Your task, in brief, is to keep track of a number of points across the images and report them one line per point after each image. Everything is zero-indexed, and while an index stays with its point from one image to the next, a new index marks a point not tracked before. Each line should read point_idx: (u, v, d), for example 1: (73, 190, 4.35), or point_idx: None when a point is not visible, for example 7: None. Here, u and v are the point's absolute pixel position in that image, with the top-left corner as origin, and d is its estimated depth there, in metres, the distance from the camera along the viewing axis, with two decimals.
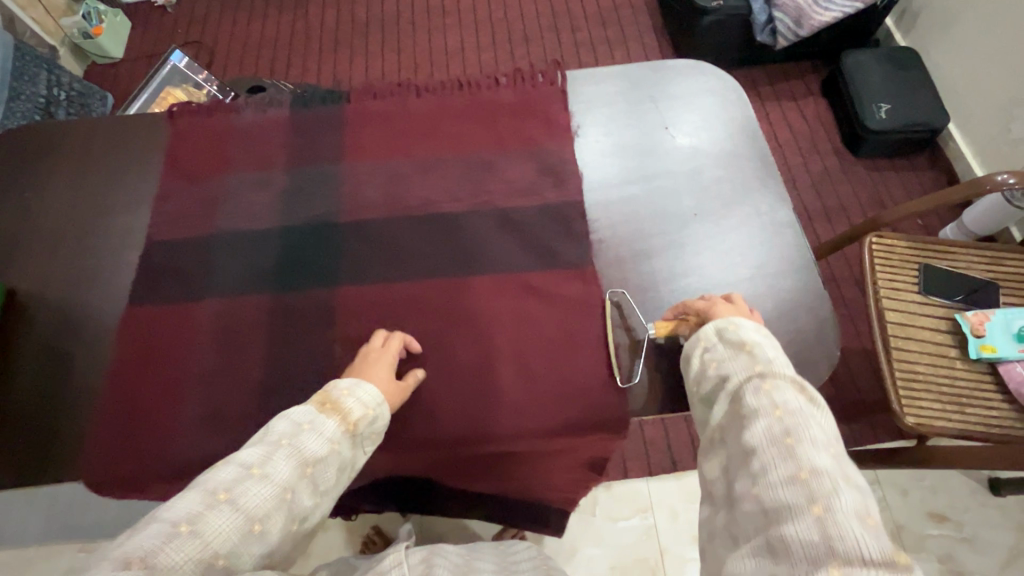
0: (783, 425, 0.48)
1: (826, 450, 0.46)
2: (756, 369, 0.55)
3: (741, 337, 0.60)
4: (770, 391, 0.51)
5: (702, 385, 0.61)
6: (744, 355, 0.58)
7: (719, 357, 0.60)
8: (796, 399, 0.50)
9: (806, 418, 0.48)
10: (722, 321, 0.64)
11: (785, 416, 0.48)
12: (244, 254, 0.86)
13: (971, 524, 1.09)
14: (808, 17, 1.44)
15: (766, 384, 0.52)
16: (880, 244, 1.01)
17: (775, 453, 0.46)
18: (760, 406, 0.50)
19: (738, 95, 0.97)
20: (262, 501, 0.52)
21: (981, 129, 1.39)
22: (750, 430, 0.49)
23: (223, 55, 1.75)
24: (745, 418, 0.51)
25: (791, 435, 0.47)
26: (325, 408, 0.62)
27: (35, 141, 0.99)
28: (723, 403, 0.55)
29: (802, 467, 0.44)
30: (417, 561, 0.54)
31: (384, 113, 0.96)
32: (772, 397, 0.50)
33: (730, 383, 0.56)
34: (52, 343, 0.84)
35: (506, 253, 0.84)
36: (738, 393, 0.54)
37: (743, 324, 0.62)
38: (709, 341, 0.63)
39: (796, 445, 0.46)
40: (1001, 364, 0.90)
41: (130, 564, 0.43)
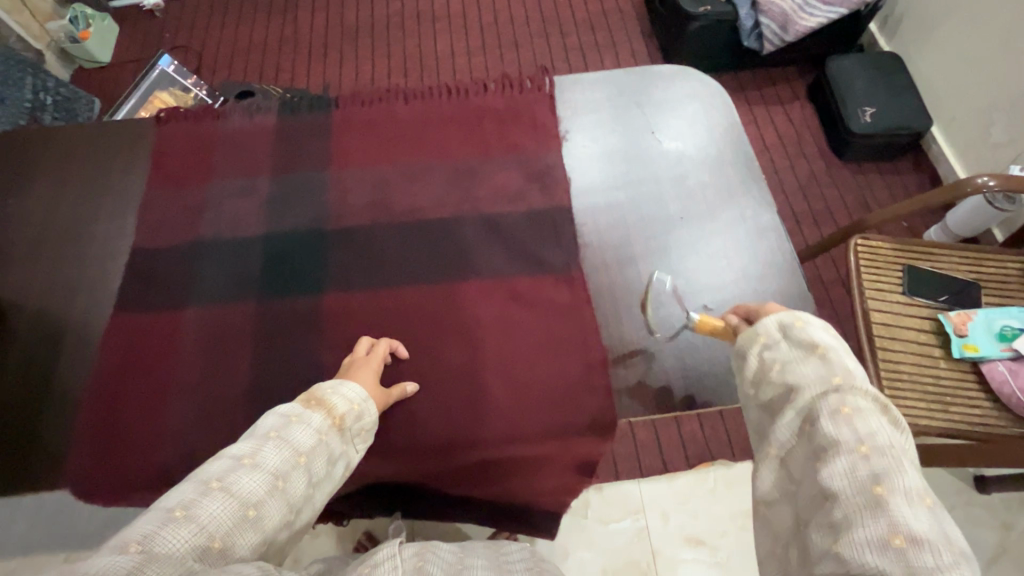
0: (871, 468, 0.43)
1: (922, 502, 0.41)
2: (834, 383, 0.50)
3: (810, 337, 0.54)
4: (851, 418, 0.46)
5: (761, 389, 0.55)
6: (815, 361, 0.52)
7: (784, 359, 0.54)
8: (882, 431, 0.46)
9: (895, 460, 0.44)
10: (785, 315, 0.57)
11: (872, 455, 0.44)
12: (232, 259, 0.86)
13: (956, 522, 1.11)
14: (794, 22, 1.46)
15: (847, 408, 0.47)
16: (865, 246, 1.02)
17: (862, 503, 0.42)
18: (841, 438, 0.46)
19: (723, 101, 0.98)
20: (255, 487, 0.52)
21: (962, 132, 1.41)
22: (832, 467, 0.45)
23: (212, 60, 1.74)
24: (822, 449, 0.46)
25: (880, 482, 0.42)
26: (310, 405, 0.62)
27: (20, 147, 0.99)
28: (792, 420, 0.51)
29: (895, 528, 0.40)
30: (410, 554, 0.55)
31: (371, 119, 0.97)
32: (856, 428, 0.46)
33: (801, 398, 0.51)
34: (34, 351, 0.83)
35: (494, 257, 0.84)
36: (813, 415, 0.49)
37: (811, 321, 0.55)
38: (769, 339, 0.56)
39: (886, 495, 0.41)
40: (984, 363, 0.92)
41: (126, 549, 0.42)
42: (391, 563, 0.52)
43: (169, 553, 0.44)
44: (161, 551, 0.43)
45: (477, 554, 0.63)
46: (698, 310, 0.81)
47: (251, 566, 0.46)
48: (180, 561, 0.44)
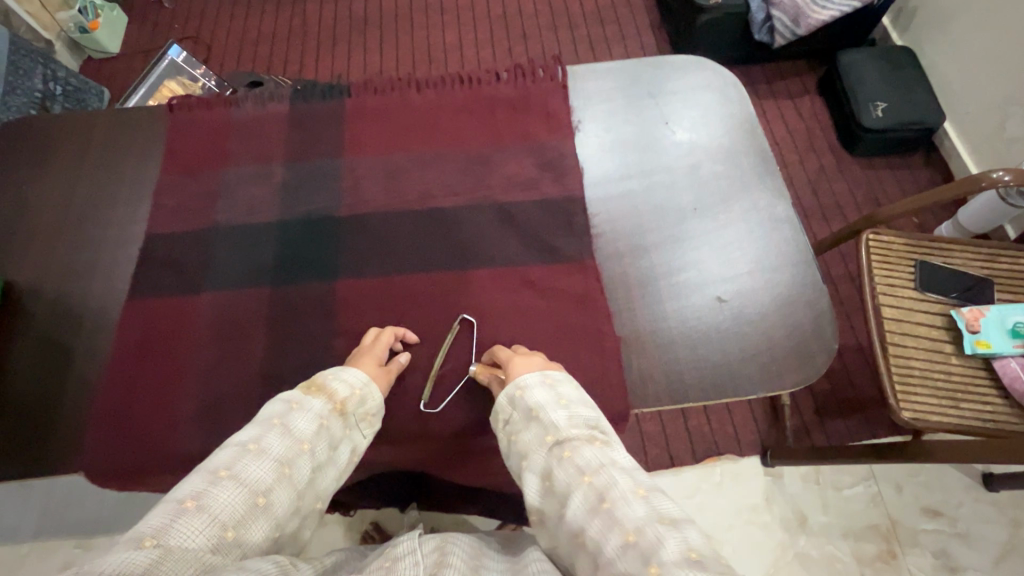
0: (594, 490, 0.51)
1: (636, 495, 0.49)
2: (550, 440, 0.57)
3: (527, 403, 0.62)
4: (570, 457, 0.55)
5: (513, 460, 0.62)
6: (533, 426, 0.60)
7: (515, 428, 0.62)
8: (593, 454, 0.54)
9: (608, 472, 0.52)
10: (509, 388, 0.65)
11: (593, 479, 0.52)
12: (243, 247, 0.86)
13: (964, 519, 1.11)
14: (805, 16, 1.44)
15: (566, 450, 0.55)
16: (877, 241, 1.01)
17: (600, 524, 0.48)
18: (570, 479, 0.53)
19: (737, 91, 0.97)
20: (263, 475, 0.52)
21: (975, 127, 1.40)
22: (571, 507, 0.51)
23: (221, 51, 1.74)
24: (560, 493, 0.53)
25: (603, 498, 0.50)
26: (310, 391, 0.62)
27: (32, 134, 0.99)
28: (535, 480, 0.57)
29: (627, 530, 0.46)
30: (431, 548, 0.57)
31: (383, 108, 0.96)
32: (575, 464, 0.53)
33: (535, 463, 0.58)
34: (51, 335, 0.84)
35: (505, 247, 0.84)
36: (547, 468, 0.56)
37: (527, 386, 0.64)
38: (506, 415, 0.64)
39: (611, 507, 0.49)
40: (996, 359, 0.91)
41: (142, 545, 0.43)
42: (411, 559, 0.53)
43: (185, 547, 0.44)
44: (177, 545, 0.44)
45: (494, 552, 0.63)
46: (711, 301, 0.81)
47: (266, 560, 0.47)
48: (196, 555, 0.44)
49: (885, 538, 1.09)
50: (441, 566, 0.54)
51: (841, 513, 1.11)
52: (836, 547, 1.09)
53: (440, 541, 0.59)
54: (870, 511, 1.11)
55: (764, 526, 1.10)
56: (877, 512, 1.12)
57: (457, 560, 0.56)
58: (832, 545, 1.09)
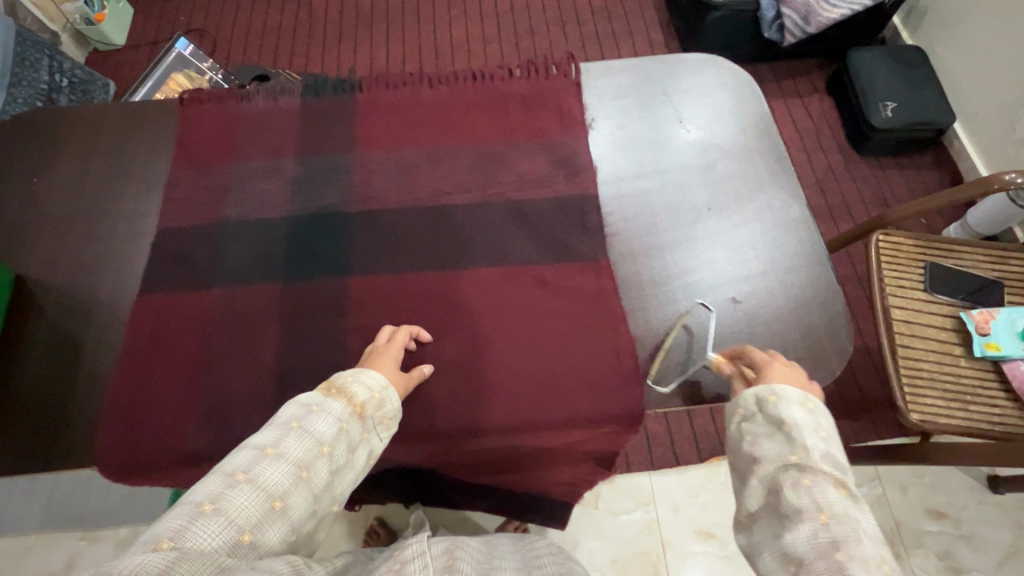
0: (830, 535, 0.44)
1: (878, 565, 0.42)
2: (792, 460, 0.49)
3: (780, 414, 0.53)
4: (810, 488, 0.47)
5: (734, 457, 0.55)
6: (778, 437, 0.52)
7: (755, 432, 0.54)
8: (840, 500, 0.46)
9: (853, 527, 0.45)
10: (761, 388, 0.56)
11: (830, 523, 0.45)
12: (253, 242, 0.86)
13: (969, 521, 1.10)
14: (816, 13, 1.42)
15: (806, 479, 0.48)
16: (887, 242, 1.01)
17: (823, 568, 0.43)
18: (803, 506, 0.46)
19: (752, 90, 0.96)
20: (280, 478, 0.52)
21: (986, 128, 1.39)
22: (791, 535, 0.46)
23: (227, 44, 1.73)
24: (783, 517, 0.47)
25: (838, 547, 0.43)
26: (330, 393, 0.61)
27: (42, 127, 0.99)
28: (757, 489, 0.50)
29: None
30: (440, 552, 0.57)
31: (394, 103, 0.96)
32: (816, 498, 0.46)
33: (764, 469, 0.51)
34: (61, 329, 0.84)
35: (516, 244, 0.84)
36: (774, 486, 0.49)
37: (785, 395, 0.54)
38: (746, 410, 0.56)
39: (846, 561, 0.42)
40: (1005, 363, 0.91)
41: (157, 546, 0.43)
42: (420, 562, 0.52)
43: (201, 549, 0.44)
44: (193, 547, 0.44)
45: (506, 554, 0.64)
46: (725, 302, 0.80)
47: (279, 565, 0.47)
48: (211, 558, 0.44)
49: (889, 540, 1.09)
50: (450, 570, 0.54)
51: None
52: None
53: (449, 543, 0.60)
54: (874, 512, 1.11)
55: None
56: (882, 514, 1.11)
57: (466, 564, 0.57)
58: None
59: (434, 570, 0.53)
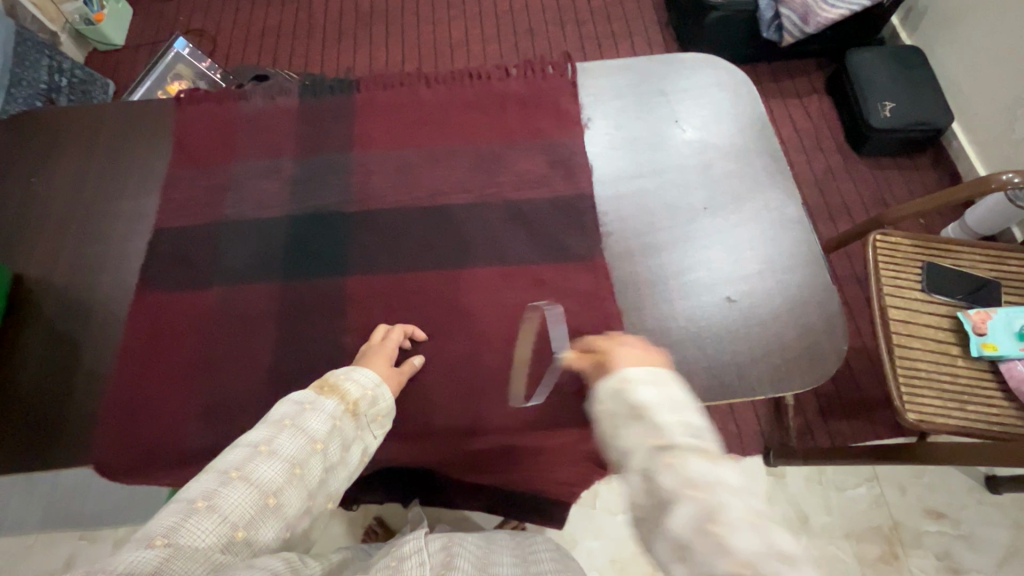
0: (704, 510, 0.43)
1: (751, 523, 0.43)
2: (656, 442, 0.48)
3: (635, 398, 0.51)
4: (676, 466, 0.46)
5: (609, 448, 0.53)
6: (641, 422, 0.50)
7: (616, 420, 0.52)
8: (706, 468, 0.46)
9: (720, 491, 0.44)
10: (613, 377, 0.55)
11: (702, 494, 0.44)
12: (251, 242, 0.86)
13: (967, 521, 1.10)
14: (814, 14, 1.43)
15: (672, 458, 0.47)
16: (884, 242, 1.01)
17: (706, 545, 0.42)
18: (675, 488, 0.45)
19: (748, 90, 0.96)
20: (273, 475, 0.52)
21: (984, 128, 1.39)
22: (672, 521, 0.44)
23: (226, 44, 1.73)
24: (660, 502, 0.46)
25: (714, 521, 0.43)
26: (323, 391, 0.62)
27: (40, 127, 0.99)
28: (634, 480, 0.49)
29: (738, 560, 0.41)
30: (437, 548, 0.57)
31: (392, 104, 0.96)
32: (684, 476, 0.45)
33: (634, 459, 0.49)
34: (59, 328, 0.84)
35: (514, 244, 0.84)
36: (647, 472, 0.48)
37: (637, 376, 0.53)
38: (605, 401, 0.54)
39: (722, 533, 0.42)
40: (1002, 362, 0.91)
41: (152, 543, 0.43)
42: (418, 559, 0.53)
43: (195, 546, 0.44)
44: (187, 544, 0.44)
45: (503, 550, 0.64)
46: (721, 301, 0.80)
47: (274, 561, 0.47)
48: (206, 555, 0.44)
49: (888, 540, 1.09)
50: (447, 567, 0.55)
51: (843, 514, 1.11)
52: (838, 547, 1.09)
53: (447, 540, 0.60)
54: (872, 512, 1.12)
55: None
56: (881, 513, 1.12)
57: (464, 561, 0.57)
58: (834, 545, 1.09)
59: (432, 568, 0.53)
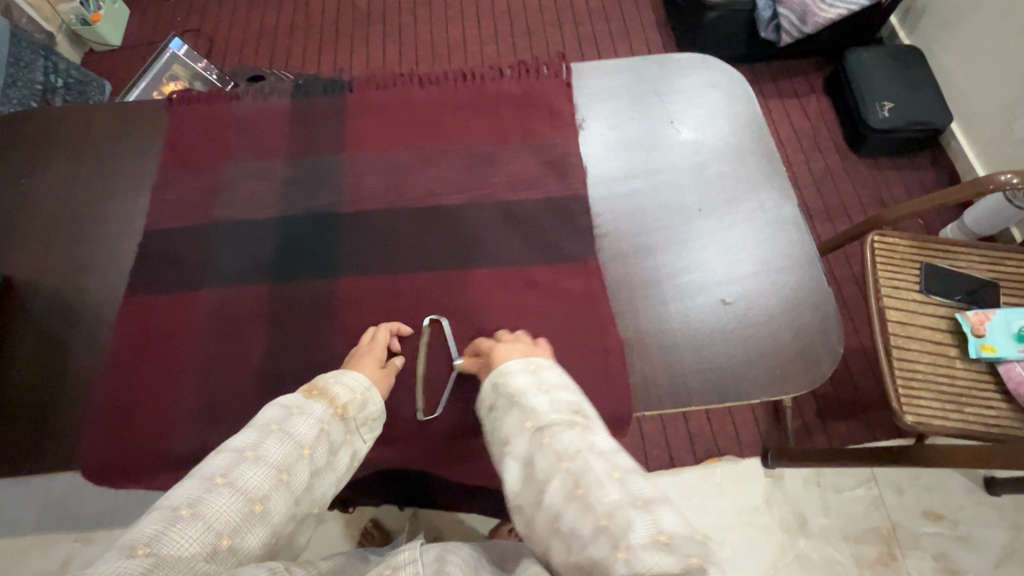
0: (571, 477, 0.49)
1: (611, 478, 0.48)
2: (530, 426, 0.56)
3: (510, 388, 0.61)
4: (549, 443, 0.53)
5: (496, 444, 0.61)
6: (518, 410, 0.59)
7: (498, 414, 0.61)
8: (572, 439, 0.53)
9: (584, 457, 0.51)
10: (494, 374, 0.64)
11: (569, 463, 0.50)
12: (242, 243, 0.85)
13: (966, 522, 1.10)
14: (812, 13, 1.42)
15: (545, 437, 0.54)
16: (882, 243, 1.00)
17: (574, 509, 0.47)
18: (548, 463, 0.52)
19: (744, 90, 0.96)
20: (259, 482, 0.51)
21: (982, 128, 1.38)
22: (547, 495, 0.50)
23: (222, 44, 1.72)
24: (537, 479, 0.52)
25: (578, 484, 0.49)
26: (311, 395, 0.61)
27: (32, 128, 0.98)
28: (516, 467, 0.55)
29: (599, 514, 0.46)
30: (432, 557, 0.55)
31: (385, 104, 0.95)
32: (554, 450, 0.52)
33: (517, 448, 0.56)
34: (49, 331, 0.83)
35: (507, 246, 0.84)
36: (527, 455, 0.55)
37: (512, 370, 0.62)
38: (489, 399, 0.63)
39: (585, 492, 0.48)
40: (1001, 364, 0.90)
41: (134, 553, 0.42)
42: (412, 570, 0.53)
43: (178, 555, 0.44)
44: (170, 554, 0.43)
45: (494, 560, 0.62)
46: (715, 303, 0.80)
47: (260, 568, 0.46)
48: (189, 563, 0.44)
49: (886, 541, 1.09)
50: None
51: (841, 516, 1.11)
52: (836, 549, 1.08)
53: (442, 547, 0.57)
54: (870, 514, 1.11)
55: (763, 527, 1.10)
56: (878, 515, 1.11)
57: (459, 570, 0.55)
58: (832, 547, 1.08)
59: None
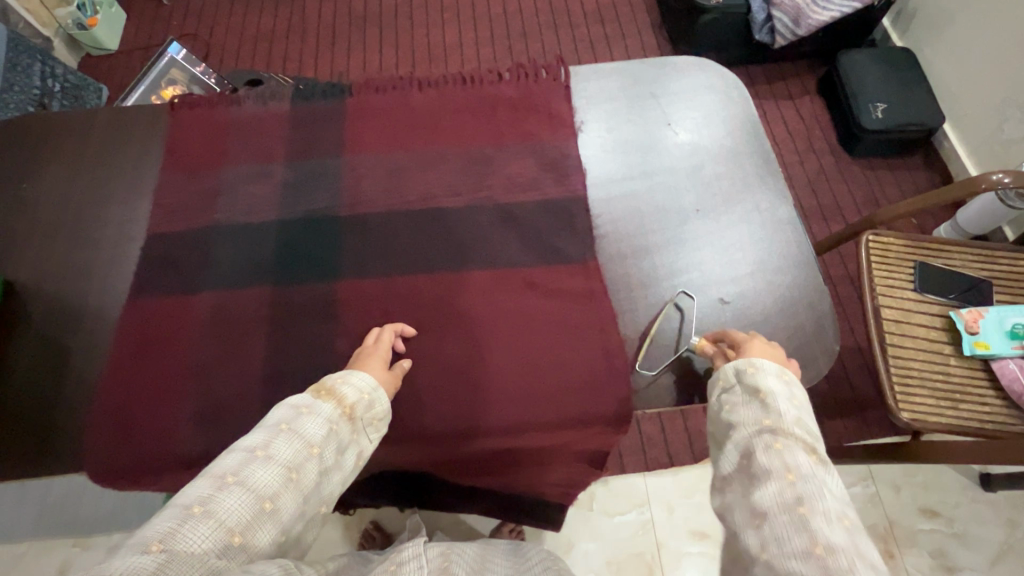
0: (796, 492, 0.44)
1: (840, 520, 0.43)
2: (765, 424, 0.51)
3: (757, 382, 0.55)
4: (781, 451, 0.48)
5: (714, 426, 0.56)
6: (756, 404, 0.53)
7: (733, 401, 0.56)
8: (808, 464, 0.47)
9: (818, 485, 0.45)
10: (741, 362, 0.58)
11: (798, 482, 0.45)
12: (243, 247, 0.86)
13: (962, 519, 1.11)
14: (806, 16, 1.44)
15: (779, 442, 0.49)
16: (876, 242, 1.01)
17: (786, 521, 0.43)
18: (772, 467, 0.47)
19: (740, 93, 0.97)
20: (269, 480, 0.52)
21: (975, 128, 1.40)
22: (760, 492, 0.46)
23: (220, 48, 1.73)
24: (752, 475, 0.48)
25: (803, 503, 0.44)
26: (320, 395, 0.62)
27: (31, 132, 0.98)
28: (733, 454, 0.51)
29: (816, 540, 0.41)
30: (435, 554, 0.57)
31: (384, 108, 0.96)
32: (785, 459, 0.47)
33: (739, 435, 0.52)
34: (49, 334, 0.84)
35: (506, 248, 0.85)
36: (746, 448, 0.50)
37: (764, 367, 0.56)
38: (727, 381, 0.58)
39: (807, 514, 0.43)
40: (995, 361, 0.91)
41: (148, 549, 0.43)
42: (416, 563, 0.53)
43: (191, 551, 0.44)
44: (183, 549, 0.44)
45: (497, 558, 0.65)
46: (713, 302, 0.81)
47: (272, 565, 0.48)
48: (201, 559, 0.44)
49: (883, 539, 1.10)
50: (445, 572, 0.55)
51: None
52: None
53: (445, 547, 0.60)
54: (868, 512, 1.12)
55: None
56: (876, 513, 1.12)
57: (460, 567, 0.58)
58: None
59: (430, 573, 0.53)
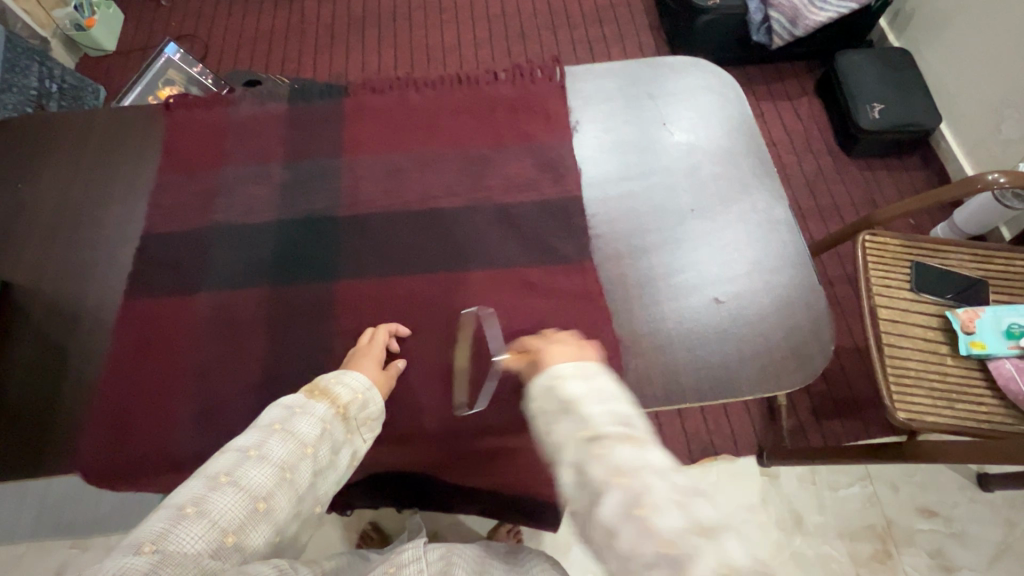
0: (627, 495, 0.45)
1: (673, 501, 0.45)
2: (583, 436, 0.51)
3: (565, 393, 0.54)
4: (603, 455, 0.48)
5: (545, 446, 0.56)
6: (571, 416, 0.53)
7: (547, 418, 0.55)
8: (629, 455, 0.48)
9: (644, 476, 0.46)
10: (542, 376, 0.57)
11: (628, 482, 0.46)
12: (241, 247, 0.86)
13: (960, 519, 1.11)
14: (803, 17, 1.45)
15: (599, 448, 0.49)
16: (873, 242, 1.02)
17: (630, 530, 0.44)
18: (601, 477, 0.47)
19: (736, 93, 0.97)
20: (263, 480, 0.52)
21: (971, 129, 1.40)
22: (602, 510, 0.46)
23: (218, 49, 1.73)
24: (589, 492, 0.48)
25: (637, 505, 0.45)
26: (313, 395, 0.62)
27: (28, 133, 0.98)
28: (566, 474, 0.51)
29: (661, 540, 0.43)
30: (436, 556, 0.57)
31: (382, 108, 0.96)
32: (609, 463, 0.48)
33: (566, 454, 0.51)
34: (48, 335, 0.83)
35: (504, 248, 0.85)
36: (576, 464, 0.50)
37: (565, 374, 0.56)
38: (539, 401, 0.57)
39: (647, 516, 0.44)
40: (991, 360, 0.91)
41: (140, 550, 0.43)
42: (416, 566, 0.54)
43: (184, 551, 0.44)
44: (176, 550, 0.44)
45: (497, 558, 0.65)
46: (708, 302, 0.81)
47: (266, 566, 0.48)
48: (195, 560, 0.44)
49: (881, 538, 1.10)
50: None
51: (836, 514, 1.12)
52: (833, 547, 1.09)
53: (446, 549, 0.60)
54: (866, 512, 1.12)
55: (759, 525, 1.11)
56: (874, 512, 1.12)
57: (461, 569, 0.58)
58: (829, 545, 1.09)
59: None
